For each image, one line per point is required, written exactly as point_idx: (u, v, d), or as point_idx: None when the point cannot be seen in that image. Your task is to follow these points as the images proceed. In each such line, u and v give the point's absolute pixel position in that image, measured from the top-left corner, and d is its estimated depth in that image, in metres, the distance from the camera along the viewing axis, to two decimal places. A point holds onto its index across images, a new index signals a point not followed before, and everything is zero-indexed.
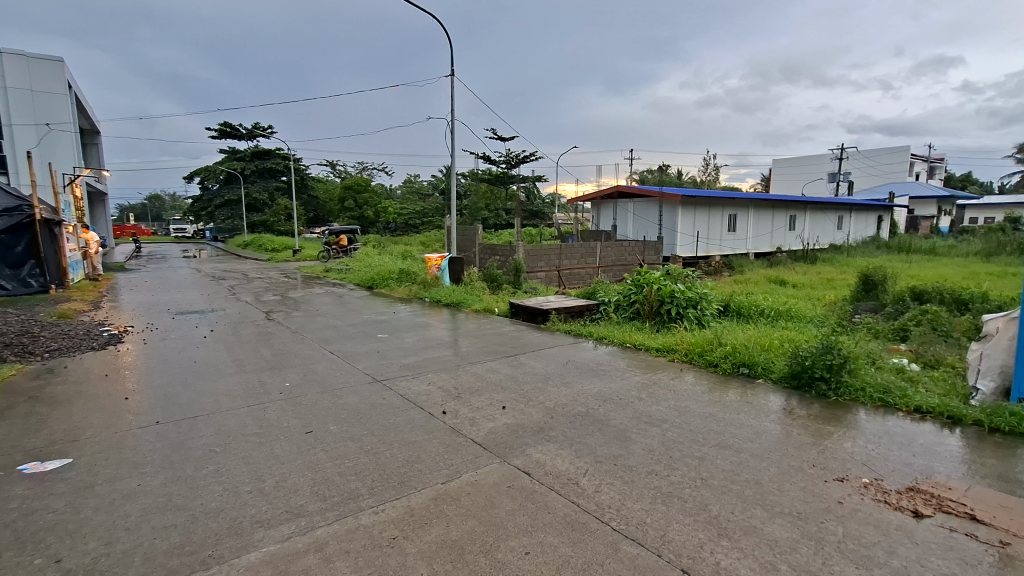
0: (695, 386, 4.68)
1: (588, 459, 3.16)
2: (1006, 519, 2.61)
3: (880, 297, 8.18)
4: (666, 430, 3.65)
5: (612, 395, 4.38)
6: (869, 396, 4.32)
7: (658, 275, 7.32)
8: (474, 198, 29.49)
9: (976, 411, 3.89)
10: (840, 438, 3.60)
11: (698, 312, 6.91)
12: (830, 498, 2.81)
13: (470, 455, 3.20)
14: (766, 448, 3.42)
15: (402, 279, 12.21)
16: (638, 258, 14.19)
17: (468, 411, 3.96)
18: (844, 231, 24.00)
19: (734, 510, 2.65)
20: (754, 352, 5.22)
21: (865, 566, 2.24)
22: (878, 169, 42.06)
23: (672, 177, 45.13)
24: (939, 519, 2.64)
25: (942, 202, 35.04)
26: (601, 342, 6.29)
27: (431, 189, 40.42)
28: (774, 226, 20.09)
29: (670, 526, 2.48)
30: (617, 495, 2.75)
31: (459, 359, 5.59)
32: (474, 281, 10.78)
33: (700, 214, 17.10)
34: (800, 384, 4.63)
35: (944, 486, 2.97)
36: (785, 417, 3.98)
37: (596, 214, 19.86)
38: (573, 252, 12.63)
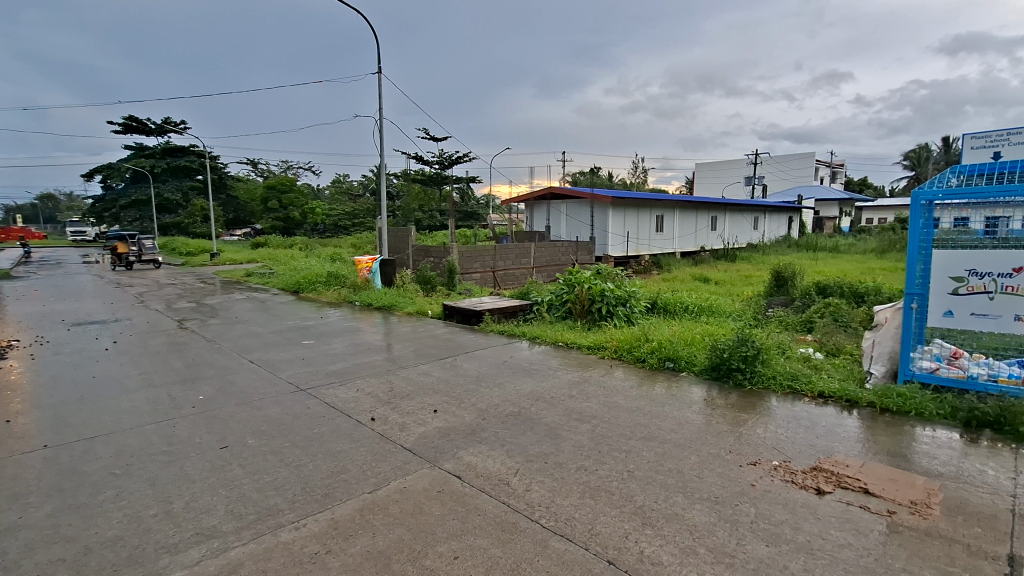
0: (624, 382, 4.85)
1: (518, 458, 3.19)
2: (893, 491, 2.89)
3: (790, 292, 8.83)
4: (595, 426, 3.75)
5: (544, 394, 4.43)
6: (779, 384, 4.65)
7: (588, 274, 7.50)
8: (407, 199, 28.95)
9: (869, 394, 4.28)
10: (754, 425, 3.85)
11: (626, 310, 7.16)
12: (743, 481, 2.99)
13: (399, 461, 3.13)
14: (687, 437, 3.59)
15: (330, 282, 11.76)
16: (571, 258, 14.51)
17: (398, 417, 3.87)
18: (760, 231, 25.73)
19: (657, 499, 2.76)
20: (678, 347, 5.48)
21: (773, 543, 2.41)
22: (788, 174, 45.49)
23: (603, 179, 46.54)
24: (838, 495, 2.88)
25: (843, 204, 38.47)
26: (535, 342, 6.36)
27: (362, 190, 39.24)
28: (697, 227, 21.18)
29: (597, 519, 2.55)
30: (547, 493, 2.79)
31: (390, 363, 5.46)
32: (407, 283, 10.59)
33: (630, 215, 17.74)
34: (719, 375, 4.92)
35: (843, 464, 3.25)
36: (706, 407, 4.20)
37: (530, 215, 20.09)
38: (507, 253, 12.71)
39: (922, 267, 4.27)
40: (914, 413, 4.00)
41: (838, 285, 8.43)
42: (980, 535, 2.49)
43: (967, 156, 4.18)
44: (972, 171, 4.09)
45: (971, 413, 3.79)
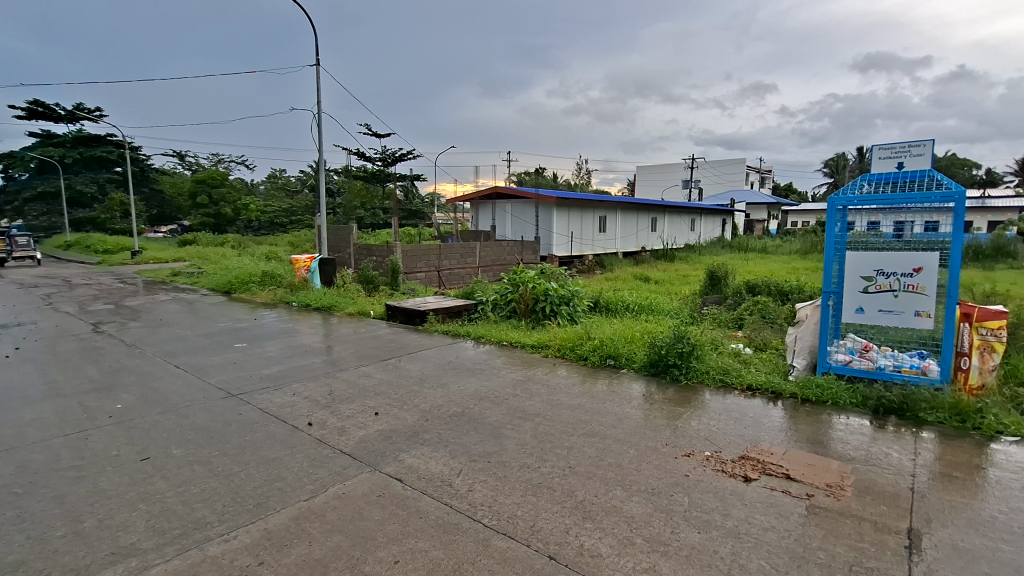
0: (567, 379, 4.94)
1: (461, 459, 3.17)
2: (811, 476, 3.11)
3: (723, 290, 9.29)
4: (538, 424, 3.79)
5: (488, 393, 4.44)
6: (712, 378, 4.89)
7: (532, 274, 7.57)
8: (348, 196, 28.08)
9: (792, 386, 4.59)
10: (689, 418, 4.02)
11: (569, 309, 7.28)
12: (678, 472, 3.12)
13: (338, 466, 3.04)
14: (626, 432, 3.71)
15: (265, 282, 11.24)
16: (516, 258, 14.59)
17: (337, 421, 3.76)
18: (696, 232, 26.90)
19: (597, 493, 2.83)
20: (618, 345, 5.64)
21: (704, 529, 2.53)
22: (721, 178, 47.84)
23: (548, 180, 47.08)
24: (764, 482, 3.06)
25: (771, 207, 40.92)
26: (478, 342, 6.36)
27: (299, 186, 37.67)
28: (638, 227, 21.87)
29: (538, 516, 2.58)
30: (489, 492, 2.79)
31: (329, 366, 5.29)
32: (348, 283, 10.30)
33: (574, 216, 18.07)
34: (657, 371, 5.11)
35: (768, 452, 3.46)
36: (644, 403, 4.35)
37: (475, 214, 20.02)
38: (452, 253, 12.63)
39: (838, 267, 4.62)
40: (831, 402, 4.32)
41: (766, 283, 8.96)
42: (885, 512, 2.72)
43: (876, 165, 4.55)
44: (879, 179, 4.47)
45: (879, 400, 4.13)
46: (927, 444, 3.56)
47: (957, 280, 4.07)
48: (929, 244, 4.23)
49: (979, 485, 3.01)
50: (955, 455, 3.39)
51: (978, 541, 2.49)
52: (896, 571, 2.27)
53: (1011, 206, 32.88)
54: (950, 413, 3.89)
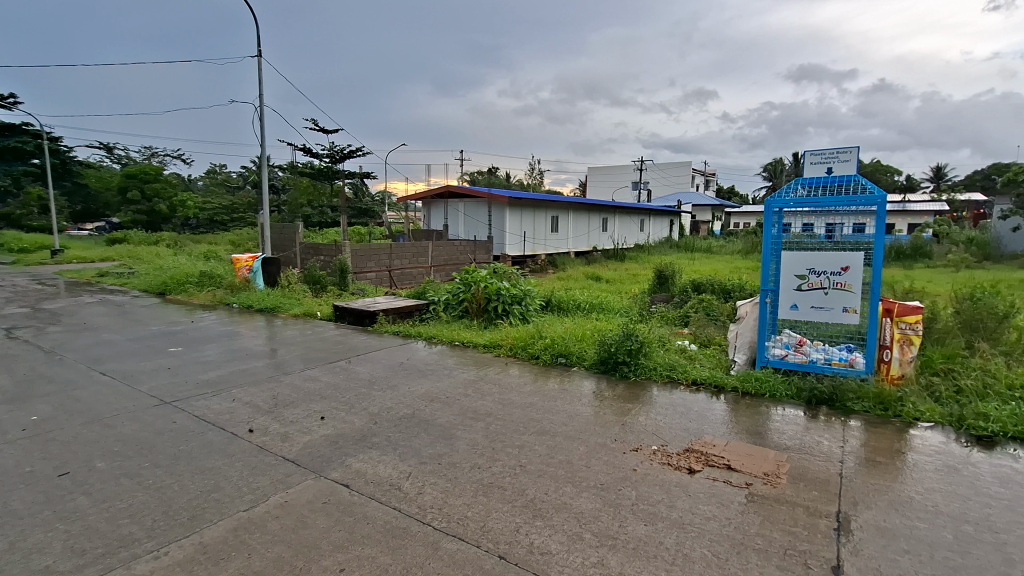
0: (519, 378, 4.97)
1: (411, 461, 3.12)
2: (750, 465, 3.26)
3: (670, 289, 9.58)
4: (489, 423, 3.78)
5: (439, 394, 4.39)
6: (659, 374, 5.04)
7: (485, 273, 7.57)
8: (293, 193, 27.07)
9: (734, 379, 4.79)
10: (637, 414, 4.12)
11: (521, 308, 7.32)
12: (625, 467, 3.19)
13: (280, 474, 2.93)
14: (576, 429, 3.76)
15: (202, 283, 10.68)
16: (469, 258, 14.53)
17: (279, 427, 3.61)
18: (645, 233, 27.65)
19: (547, 490, 2.85)
20: (569, 343, 5.72)
21: (650, 521, 2.60)
22: (668, 181, 49.43)
23: (501, 180, 47.13)
24: (707, 473, 3.17)
25: (714, 209, 42.66)
26: (430, 342, 6.29)
27: (241, 182, 36.03)
28: (589, 227, 22.25)
29: (489, 516, 2.57)
30: (439, 494, 2.76)
31: (272, 370, 5.08)
32: (294, 283, 9.94)
33: (526, 216, 18.17)
34: (607, 368, 5.21)
35: (711, 443, 3.59)
36: (594, 400, 4.43)
37: (427, 213, 19.79)
38: (402, 252, 12.43)
39: (774, 267, 4.86)
40: (768, 395, 4.55)
41: (710, 282, 9.33)
42: (816, 497, 2.89)
43: (808, 170, 4.82)
44: (812, 183, 4.74)
45: (811, 391, 4.39)
46: (854, 432, 3.80)
47: (880, 278, 4.38)
48: (855, 245, 4.54)
49: (899, 468, 3.24)
50: (878, 441, 3.64)
51: (898, 520, 2.68)
52: (826, 552, 2.40)
53: (927, 209, 35.71)
54: (874, 402, 4.18)
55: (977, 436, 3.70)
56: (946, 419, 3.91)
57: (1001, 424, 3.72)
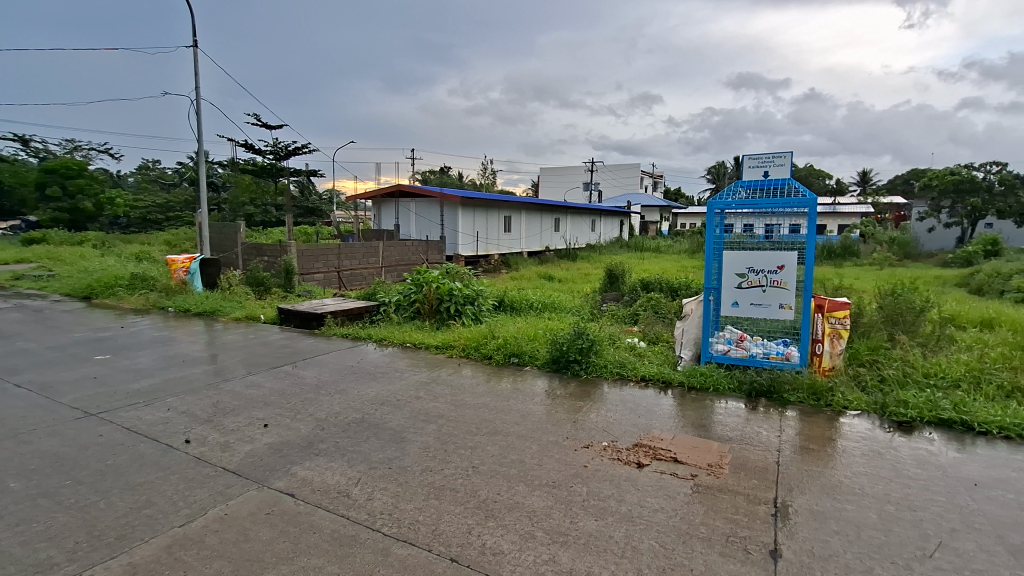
0: (472, 379, 4.94)
1: (360, 467, 3.05)
2: (695, 457, 3.38)
3: (620, 288, 9.81)
4: (441, 425, 3.75)
5: (390, 397, 4.31)
6: (610, 371, 5.15)
7: (436, 274, 7.50)
8: (235, 191, 25.89)
9: (680, 374, 4.96)
10: (588, 411, 4.20)
11: (474, 308, 7.28)
12: (577, 464, 3.24)
13: (219, 486, 2.79)
14: (529, 428, 3.79)
15: (133, 285, 10.03)
16: (421, 258, 14.35)
17: (219, 436, 3.44)
18: (597, 233, 28.18)
19: (500, 490, 2.86)
20: (521, 343, 5.75)
21: (600, 516, 2.65)
22: (618, 182, 50.59)
23: (454, 179, 46.87)
24: (655, 467, 3.26)
25: (662, 210, 44.05)
26: (381, 344, 6.17)
27: (177, 179, 34.11)
28: (542, 227, 22.44)
29: (440, 519, 2.55)
30: (389, 499, 2.71)
31: (211, 377, 4.83)
32: (236, 285, 9.51)
33: (479, 216, 18.12)
34: (559, 367, 5.27)
35: (659, 438, 3.70)
36: (547, 398, 4.48)
37: (378, 213, 19.40)
38: (352, 252, 12.13)
39: (717, 266, 5.06)
40: (712, 389, 4.74)
41: (658, 281, 9.61)
42: (756, 485, 3.03)
43: (746, 173, 5.05)
44: (751, 185, 4.96)
45: (751, 384, 4.60)
46: (790, 422, 4.02)
47: (812, 275, 4.64)
48: (790, 244, 4.79)
49: (830, 455, 3.45)
50: (812, 430, 3.86)
51: (828, 503, 2.85)
52: (764, 537, 2.53)
53: (854, 211, 38.30)
54: (808, 393, 4.43)
55: (899, 421, 3.99)
56: (872, 406, 4.19)
57: (919, 410, 4.03)
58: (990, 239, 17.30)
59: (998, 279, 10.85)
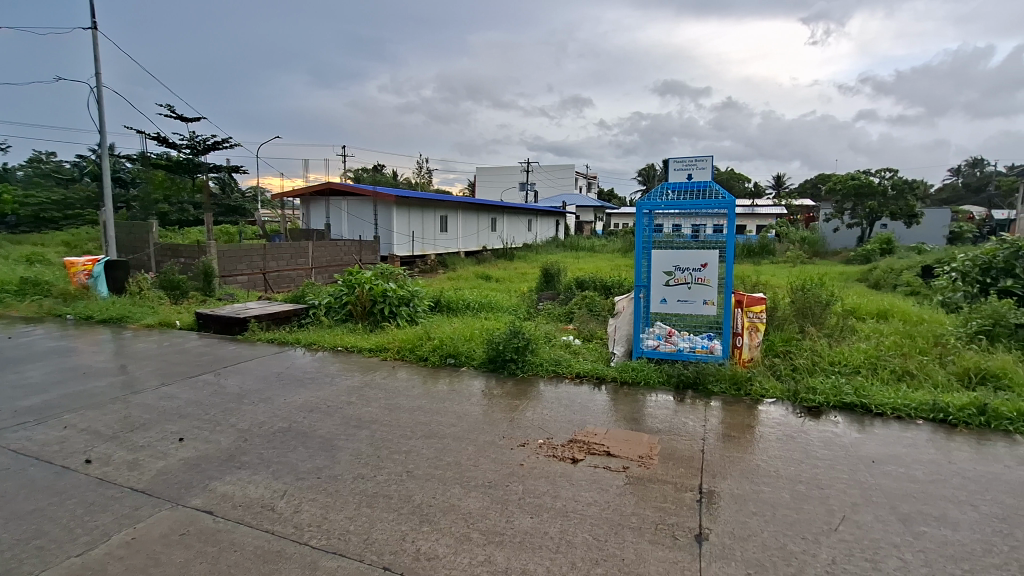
0: (407, 382, 4.85)
1: (287, 479, 2.91)
2: (627, 450, 3.49)
3: (556, 287, 9.97)
4: (375, 431, 3.64)
5: (320, 404, 4.14)
6: (545, 369, 5.21)
7: (369, 274, 7.30)
8: (146, 187, 23.94)
9: (613, 370, 5.11)
10: (524, 410, 4.23)
11: (409, 309, 7.13)
12: (513, 462, 3.26)
13: (126, 508, 2.56)
14: (465, 429, 3.76)
15: (25, 291, 9.03)
16: (354, 258, 13.91)
17: (126, 454, 3.17)
18: (533, 232, 28.51)
19: (435, 494, 2.82)
20: (457, 343, 5.70)
21: (536, 513, 2.67)
22: (553, 183, 51.50)
23: (388, 177, 45.85)
24: (588, 461, 3.34)
25: (595, 211, 45.31)
26: (310, 348, 5.92)
27: (77, 173, 31.10)
28: (478, 227, 22.40)
29: (372, 527, 2.48)
30: (318, 510, 2.61)
31: (118, 389, 4.43)
32: (147, 289, 8.78)
33: (414, 215, 17.83)
34: (495, 367, 5.28)
35: (593, 433, 3.79)
36: (484, 398, 4.47)
37: (307, 212, 18.62)
38: (279, 253, 11.56)
39: (646, 264, 5.25)
40: (644, 382, 4.92)
41: (592, 279, 9.85)
42: (683, 473, 3.18)
43: (672, 175, 5.28)
44: (676, 187, 5.18)
45: (679, 377, 4.83)
46: (714, 411, 4.25)
47: (732, 273, 4.93)
48: (712, 244, 5.06)
49: (749, 441, 3.68)
50: (733, 418, 4.10)
51: (748, 487, 3.04)
52: (690, 522, 2.65)
53: (769, 212, 41.11)
54: (730, 383, 4.71)
55: (809, 406, 4.33)
56: (785, 393, 4.51)
57: (825, 396, 4.39)
58: (885, 239, 19.15)
59: (891, 275, 12.02)
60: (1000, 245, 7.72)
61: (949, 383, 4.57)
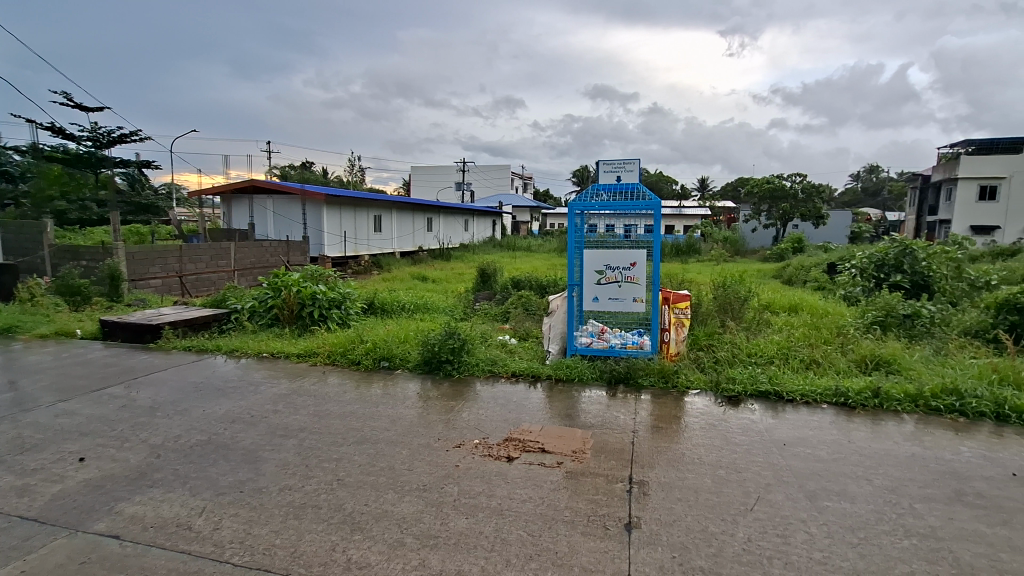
0: (339, 387, 4.69)
1: (205, 494, 2.73)
2: (560, 446, 3.57)
3: (492, 286, 10.00)
4: (303, 439, 3.50)
5: (243, 414, 3.92)
6: (481, 369, 5.21)
7: (297, 276, 7.01)
8: (39, 182, 20.92)
9: (548, 368, 5.19)
10: (461, 410, 4.21)
11: (341, 312, 6.90)
12: (448, 464, 3.24)
13: (14, 540, 2.31)
14: (399, 433, 3.70)
15: None
16: (282, 259, 13.29)
17: (15, 479, 2.86)
18: (470, 232, 28.46)
19: (367, 501, 2.75)
20: (392, 346, 5.59)
21: (471, 514, 2.68)
22: (490, 183, 51.64)
23: (319, 175, 44.10)
24: (523, 459, 3.38)
25: (531, 211, 45.96)
26: (232, 356, 5.60)
27: None
28: (414, 227, 22.04)
29: (300, 539, 2.39)
30: (241, 525, 2.47)
31: (5, 408, 3.98)
32: (41, 296, 7.95)
33: (346, 214, 17.29)
34: (431, 368, 5.23)
35: (529, 430, 3.84)
36: (419, 401, 4.41)
37: (228, 211, 17.54)
38: (197, 254, 10.83)
39: (579, 263, 5.39)
40: (577, 379, 5.05)
41: (528, 279, 9.97)
42: (613, 465, 3.29)
43: (602, 177, 5.44)
44: (606, 189, 5.35)
45: (611, 372, 5.00)
46: (644, 405, 4.43)
47: (658, 272, 5.16)
48: (641, 243, 5.27)
49: (676, 431, 3.87)
50: (662, 410, 4.29)
51: (674, 474, 3.19)
52: (621, 512, 2.75)
53: (695, 213, 43.35)
54: (658, 377, 4.93)
55: (729, 395, 4.62)
56: (708, 384, 4.79)
57: (743, 385, 4.70)
58: (796, 238, 20.73)
59: (802, 271, 13.05)
60: (891, 243, 8.59)
61: (849, 369, 5.03)
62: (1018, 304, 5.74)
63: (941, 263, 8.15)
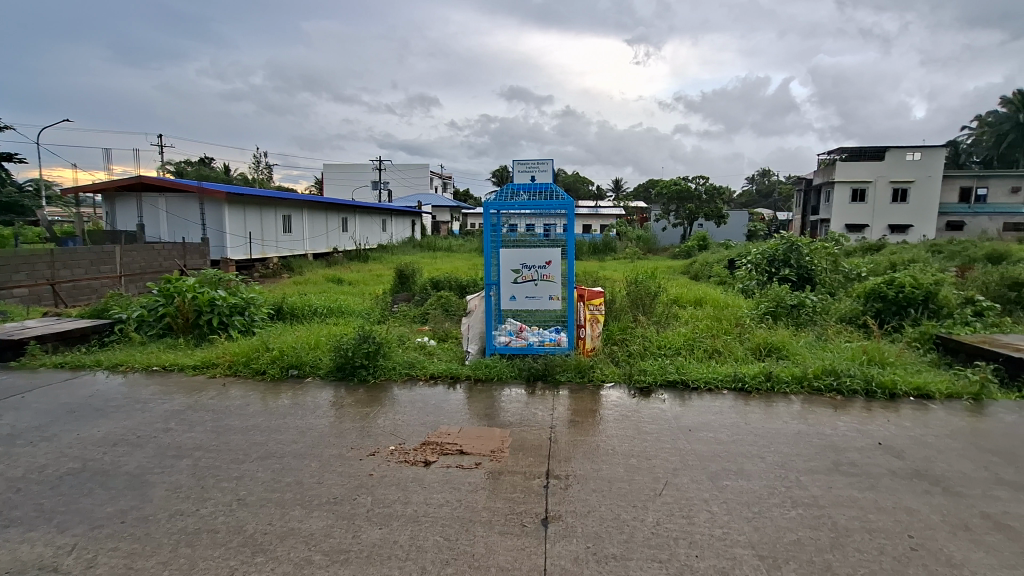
0: (242, 399, 4.37)
1: (78, 530, 2.43)
2: (479, 446, 3.56)
3: (411, 287, 9.79)
4: (198, 459, 3.21)
5: (127, 435, 3.53)
6: (397, 372, 5.08)
7: (193, 282, 6.45)
8: None
9: (467, 368, 5.16)
10: (376, 417, 4.07)
11: (244, 318, 6.44)
12: (362, 473, 3.12)
13: None
14: (309, 444, 3.50)
15: None
16: (178, 263, 12.19)
17: None
18: (388, 233, 27.74)
19: (271, 519, 2.58)
20: (301, 352, 5.30)
21: (385, 523, 2.59)
22: (409, 183, 50.73)
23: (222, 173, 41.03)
24: (441, 462, 3.33)
25: (452, 211, 45.73)
26: (115, 371, 5.04)
27: None
28: (327, 227, 21.10)
29: (192, 568, 2.19)
30: (121, 560, 2.23)
31: None
32: None
33: (251, 214, 16.20)
34: (344, 375, 5.01)
35: (447, 433, 3.79)
36: (331, 409, 4.21)
37: (112, 211, 15.80)
38: (74, 260, 9.67)
39: (495, 263, 5.41)
40: (496, 378, 5.05)
41: (448, 280, 9.87)
42: (531, 462, 3.33)
43: (517, 177, 5.51)
44: (521, 188, 5.41)
45: (529, 370, 5.06)
46: (561, 400, 4.52)
47: (573, 270, 5.30)
48: (557, 242, 5.38)
49: (592, 424, 3.99)
50: (579, 404, 4.41)
51: (589, 466, 3.29)
52: (537, 508, 2.78)
53: (611, 213, 45.25)
54: (574, 372, 5.06)
55: (640, 386, 4.84)
56: (622, 377, 4.99)
57: (654, 375, 4.95)
58: (701, 237, 22.28)
59: (706, 267, 14.04)
60: (781, 240, 9.50)
61: (745, 356, 5.45)
62: (881, 292, 6.52)
63: (821, 257, 9.10)
